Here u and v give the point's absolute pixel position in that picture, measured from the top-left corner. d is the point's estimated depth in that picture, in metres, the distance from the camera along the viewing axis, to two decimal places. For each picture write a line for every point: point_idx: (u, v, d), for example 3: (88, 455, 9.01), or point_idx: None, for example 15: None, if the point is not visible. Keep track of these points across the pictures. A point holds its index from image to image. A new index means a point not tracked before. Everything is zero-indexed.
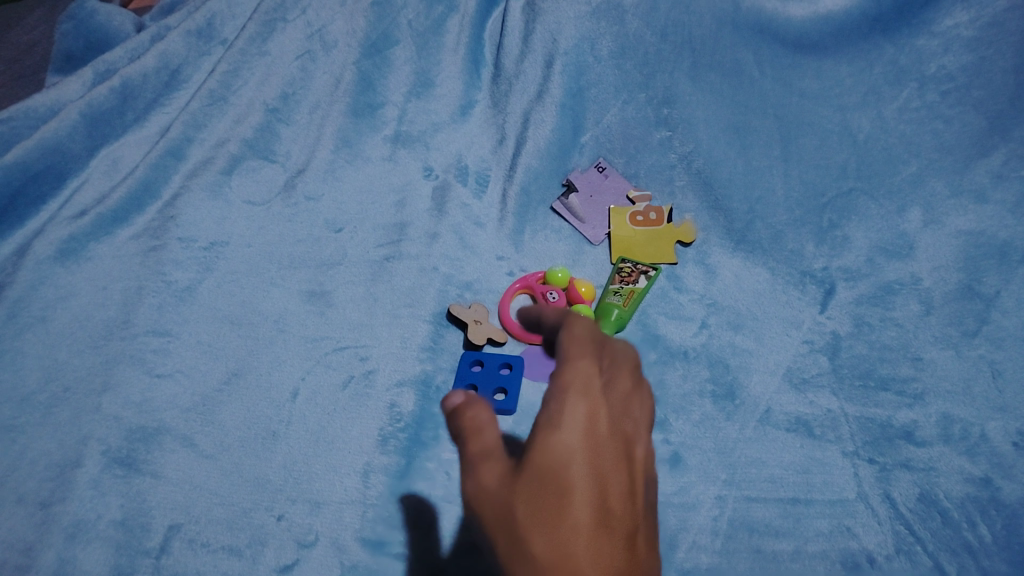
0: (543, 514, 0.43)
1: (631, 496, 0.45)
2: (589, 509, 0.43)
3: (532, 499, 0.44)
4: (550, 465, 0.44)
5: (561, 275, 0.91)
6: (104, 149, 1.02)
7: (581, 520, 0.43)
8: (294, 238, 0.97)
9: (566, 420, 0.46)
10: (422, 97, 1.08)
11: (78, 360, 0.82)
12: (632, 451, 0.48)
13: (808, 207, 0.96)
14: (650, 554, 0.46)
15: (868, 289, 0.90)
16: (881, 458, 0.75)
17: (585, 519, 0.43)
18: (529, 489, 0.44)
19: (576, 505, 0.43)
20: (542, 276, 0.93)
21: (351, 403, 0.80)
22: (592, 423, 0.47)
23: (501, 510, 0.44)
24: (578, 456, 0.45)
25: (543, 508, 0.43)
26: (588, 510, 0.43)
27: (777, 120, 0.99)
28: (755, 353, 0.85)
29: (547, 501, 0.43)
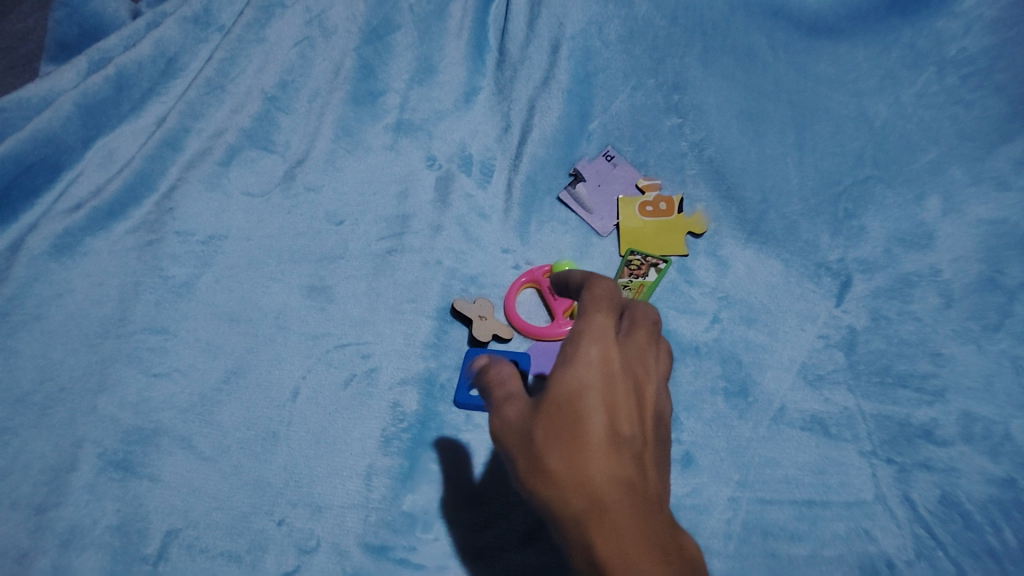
0: (563, 434, 0.48)
1: (641, 420, 0.50)
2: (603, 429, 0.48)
3: (551, 423, 0.48)
4: (566, 395, 0.49)
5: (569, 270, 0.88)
6: (99, 140, 1.00)
7: (595, 438, 0.47)
8: (294, 230, 0.94)
9: (583, 353, 0.50)
10: (424, 83, 1.05)
11: (73, 359, 0.80)
12: (644, 383, 0.52)
13: (823, 197, 0.94)
14: (662, 476, 0.50)
15: (885, 281, 0.87)
16: (900, 458, 0.73)
17: (599, 440, 0.47)
18: (548, 416, 0.49)
19: (592, 426, 0.47)
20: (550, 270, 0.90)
21: (353, 403, 0.78)
22: (606, 357, 0.50)
23: (525, 435, 0.49)
24: (593, 385, 0.49)
25: (562, 430, 0.48)
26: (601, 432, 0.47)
27: (791, 106, 0.96)
28: (769, 348, 0.82)
29: (566, 425, 0.48)
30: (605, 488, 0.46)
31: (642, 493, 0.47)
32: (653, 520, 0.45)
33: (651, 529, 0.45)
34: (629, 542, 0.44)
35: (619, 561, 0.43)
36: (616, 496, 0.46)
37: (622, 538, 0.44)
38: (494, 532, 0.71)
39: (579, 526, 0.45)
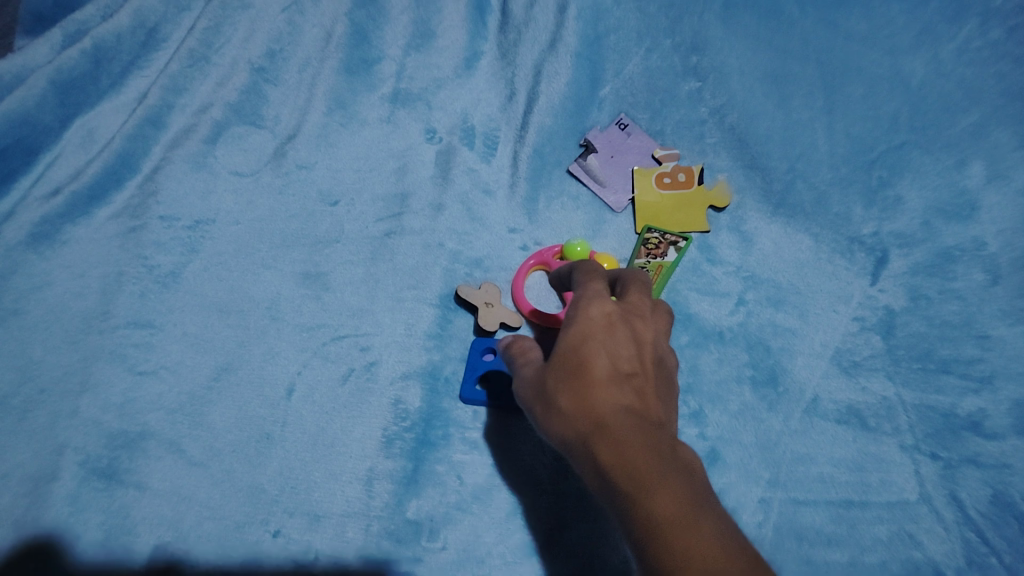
0: (568, 372, 0.52)
1: (642, 358, 0.54)
2: (605, 365, 0.52)
3: (560, 364, 0.53)
4: (571, 339, 0.54)
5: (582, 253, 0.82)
6: (78, 118, 0.93)
7: (599, 371, 0.51)
8: (286, 212, 0.88)
9: (582, 304, 0.56)
10: (422, 49, 0.98)
11: (54, 358, 0.74)
12: (644, 327, 0.56)
13: (855, 165, 0.87)
14: (669, 408, 0.53)
15: (924, 256, 0.81)
16: (945, 452, 0.68)
17: (601, 373, 0.51)
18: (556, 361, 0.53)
19: (596, 362, 0.52)
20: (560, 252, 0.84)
21: (352, 400, 0.73)
22: (607, 309, 0.55)
23: (539, 381, 0.54)
24: (593, 328, 0.54)
25: (566, 370, 0.52)
26: (604, 366, 0.52)
27: (819, 66, 0.88)
28: (800, 333, 0.76)
29: (571, 363, 0.52)
30: (608, 411, 0.50)
31: (645, 414, 0.50)
32: (655, 434, 0.49)
33: (652, 439, 0.48)
34: (632, 452, 0.47)
35: (623, 467, 0.46)
36: (621, 416, 0.49)
37: (626, 448, 0.47)
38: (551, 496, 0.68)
39: (587, 447, 0.49)
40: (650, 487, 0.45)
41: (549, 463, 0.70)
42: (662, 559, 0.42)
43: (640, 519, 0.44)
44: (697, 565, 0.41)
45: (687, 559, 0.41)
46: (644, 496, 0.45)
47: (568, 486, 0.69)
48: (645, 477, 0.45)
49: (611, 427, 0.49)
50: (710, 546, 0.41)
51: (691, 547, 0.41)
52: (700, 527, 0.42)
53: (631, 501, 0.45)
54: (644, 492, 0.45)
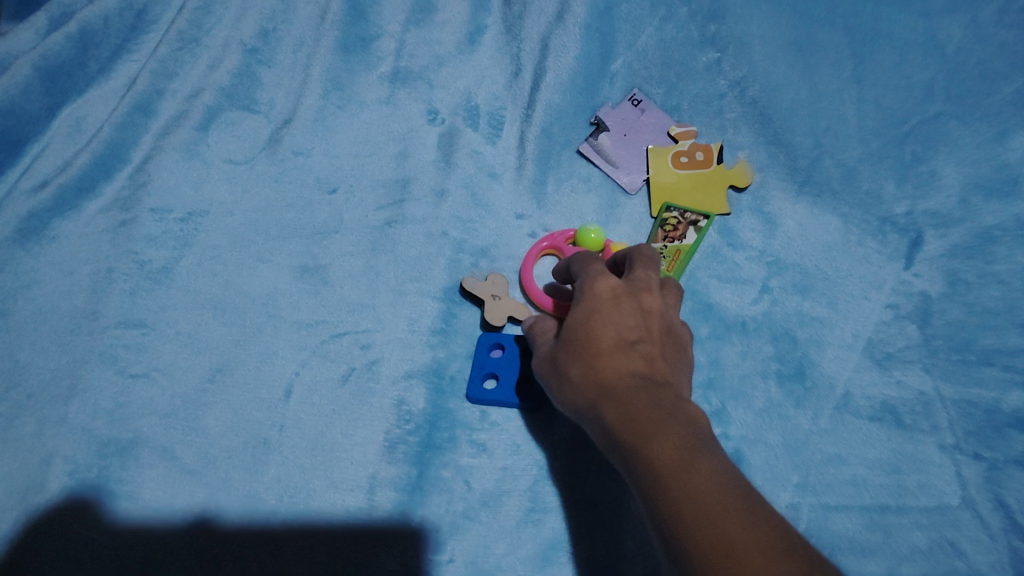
0: (575, 343, 0.54)
1: (649, 325, 0.54)
2: (609, 333, 0.53)
3: (568, 338, 0.55)
4: (578, 313, 0.55)
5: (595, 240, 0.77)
6: (65, 107, 0.88)
7: (603, 340, 0.53)
8: (282, 201, 0.83)
9: (587, 280, 0.57)
10: (422, 25, 0.93)
11: (42, 361, 0.71)
12: (650, 296, 0.57)
13: (886, 139, 0.81)
14: (681, 372, 0.53)
15: (963, 237, 0.76)
16: (989, 452, 0.64)
17: (606, 341, 0.53)
18: (565, 334, 0.55)
19: (601, 331, 0.53)
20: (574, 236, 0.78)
21: (353, 402, 0.69)
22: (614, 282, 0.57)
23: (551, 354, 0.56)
24: (597, 299, 0.55)
25: (573, 341, 0.54)
26: (608, 335, 0.53)
27: (848, 32, 0.81)
28: (829, 322, 0.71)
29: (578, 335, 0.54)
30: (611, 374, 0.51)
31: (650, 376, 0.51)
32: (660, 393, 0.49)
33: (654, 396, 0.48)
34: (635, 411, 0.47)
35: (625, 425, 0.47)
36: (625, 378, 0.50)
37: (629, 407, 0.48)
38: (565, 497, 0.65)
39: (593, 410, 0.50)
40: (653, 441, 0.45)
41: (561, 469, 0.66)
42: (662, 503, 0.41)
43: (643, 470, 0.44)
44: (694, 505, 0.40)
45: (685, 501, 0.40)
46: (646, 449, 0.45)
47: (582, 493, 0.65)
48: (647, 430, 0.45)
49: (615, 390, 0.49)
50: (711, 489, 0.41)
51: (690, 490, 0.41)
52: (699, 472, 0.42)
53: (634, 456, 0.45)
54: (646, 446, 0.45)
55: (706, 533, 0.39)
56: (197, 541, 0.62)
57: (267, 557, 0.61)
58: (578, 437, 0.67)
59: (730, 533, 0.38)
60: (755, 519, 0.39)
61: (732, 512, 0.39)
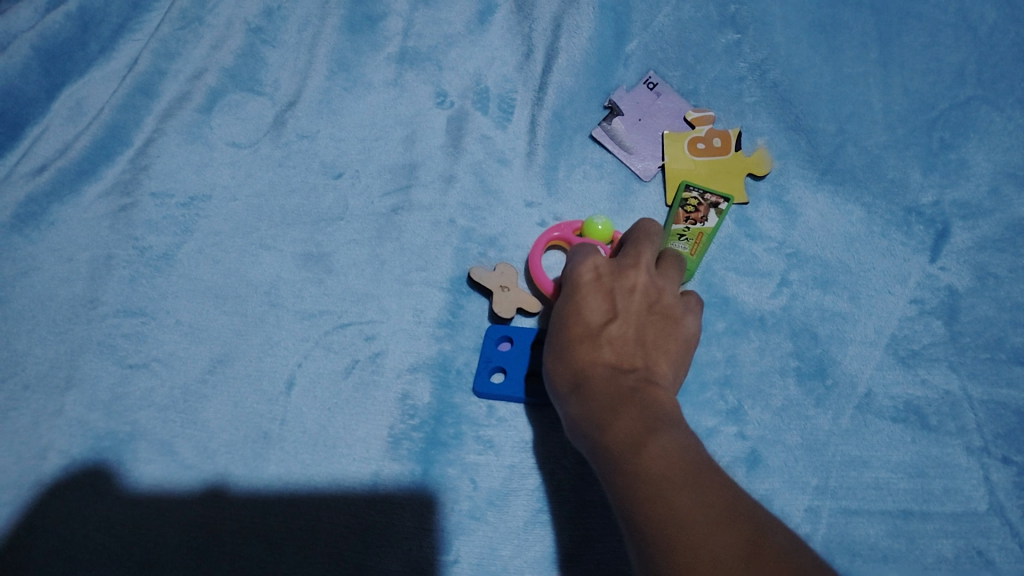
0: (554, 332, 0.57)
1: (628, 307, 0.56)
2: (585, 322, 0.56)
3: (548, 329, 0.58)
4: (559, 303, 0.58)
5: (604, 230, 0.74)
6: (65, 88, 0.86)
7: (576, 327, 0.55)
8: (286, 187, 0.81)
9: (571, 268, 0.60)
10: (431, 4, 0.90)
11: (40, 350, 0.69)
12: (633, 276, 0.58)
13: (914, 125, 0.78)
14: (663, 349, 0.55)
15: (994, 230, 0.73)
16: (1019, 457, 0.62)
17: (579, 328, 0.55)
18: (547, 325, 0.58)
19: (576, 319, 0.56)
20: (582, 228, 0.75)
21: (356, 395, 0.67)
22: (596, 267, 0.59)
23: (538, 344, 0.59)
24: (578, 290, 0.58)
25: (553, 332, 0.57)
26: (582, 322, 0.56)
27: (875, 14, 0.80)
28: (851, 318, 0.69)
29: (557, 325, 0.57)
30: (583, 362, 0.53)
31: (621, 361, 0.53)
32: (626, 377, 0.51)
33: (619, 379, 0.50)
34: (597, 397, 0.50)
35: (589, 411, 0.49)
36: (596, 363, 0.52)
37: (593, 394, 0.50)
38: (576, 502, 0.62)
39: (566, 399, 0.53)
40: (612, 426, 0.47)
41: (571, 467, 0.64)
42: (618, 484, 0.44)
43: (603, 454, 0.46)
44: (645, 482, 0.42)
45: (637, 480, 0.43)
46: (606, 435, 0.47)
47: (592, 494, 0.63)
48: (607, 416, 0.48)
49: (583, 376, 0.52)
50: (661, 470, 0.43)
51: (641, 473, 0.43)
52: (649, 448, 0.44)
53: (596, 443, 0.48)
54: (606, 432, 0.47)
55: (654, 506, 0.41)
56: (209, 509, 0.62)
57: (269, 551, 0.60)
58: None
59: (678, 507, 0.40)
60: (704, 494, 0.41)
61: (682, 487, 0.41)
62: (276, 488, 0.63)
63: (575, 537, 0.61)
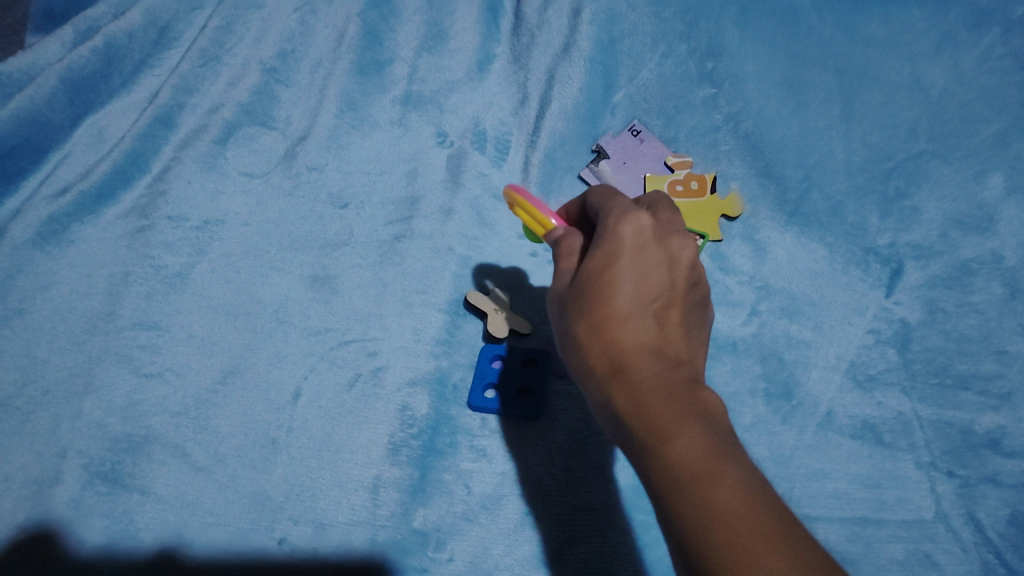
0: (587, 299, 0.51)
1: (673, 285, 0.52)
2: (627, 297, 0.51)
3: (579, 293, 0.52)
4: (593, 264, 0.52)
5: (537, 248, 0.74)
6: (88, 117, 0.91)
7: (618, 303, 0.51)
8: (295, 214, 0.87)
9: (612, 222, 0.54)
10: (434, 52, 0.98)
11: (59, 359, 0.73)
12: (678, 246, 0.54)
13: (872, 174, 0.86)
14: (698, 338, 0.53)
15: (942, 269, 0.80)
16: (964, 471, 0.68)
17: (622, 306, 0.51)
18: (575, 287, 0.53)
19: (618, 293, 0.51)
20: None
21: (358, 405, 0.72)
22: (640, 230, 0.53)
23: (561, 306, 0.54)
24: (619, 252, 0.52)
25: (586, 295, 0.52)
26: (624, 298, 0.51)
27: (837, 73, 0.89)
28: (815, 345, 0.75)
29: (591, 291, 0.51)
30: (626, 348, 0.50)
31: (666, 352, 0.50)
32: (677, 377, 0.48)
33: (671, 384, 0.47)
34: (651, 398, 0.46)
35: (640, 415, 0.46)
36: (641, 357, 0.49)
37: (644, 395, 0.47)
38: (565, 507, 0.67)
39: (605, 387, 0.49)
40: (670, 437, 0.44)
41: (559, 475, 0.69)
42: (679, 513, 0.40)
43: (659, 468, 0.43)
44: (718, 528, 0.38)
45: (706, 515, 0.39)
46: (663, 443, 0.44)
47: (578, 500, 0.68)
48: (664, 423, 0.45)
49: (631, 370, 0.48)
50: (731, 500, 0.40)
51: (707, 501, 0.40)
52: (720, 484, 0.40)
53: (647, 447, 0.44)
54: (664, 441, 0.44)
55: (730, 560, 0.37)
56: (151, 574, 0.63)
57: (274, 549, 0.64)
58: (575, 447, 0.70)
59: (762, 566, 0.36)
60: (787, 548, 0.37)
61: (762, 542, 0.37)
62: (282, 491, 0.67)
63: (564, 537, 0.66)
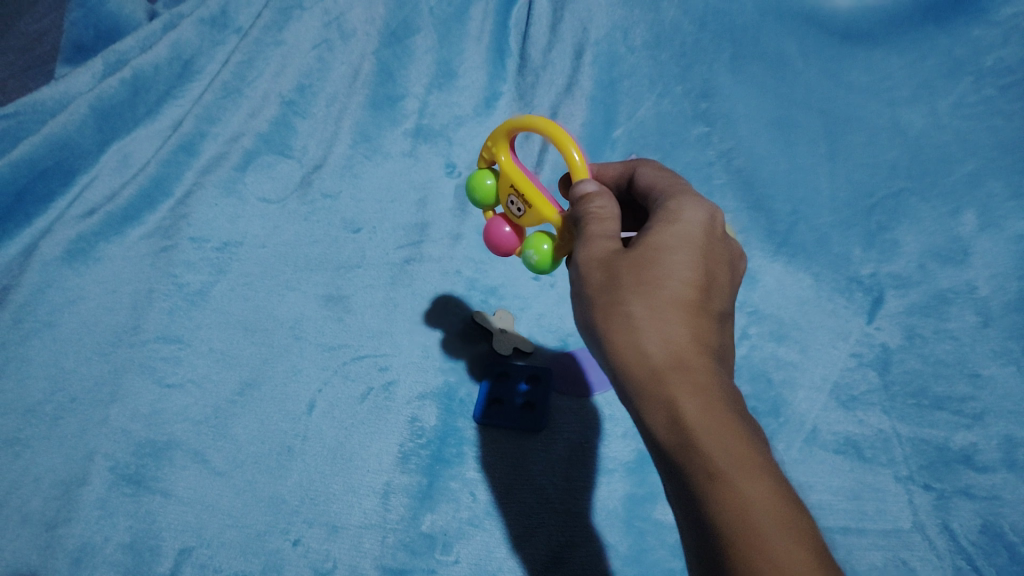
0: (649, 279, 0.44)
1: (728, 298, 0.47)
2: (695, 291, 0.44)
3: (637, 267, 0.45)
4: (657, 241, 0.47)
5: (471, 185, 0.66)
6: (114, 143, 0.97)
7: (686, 294, 0.44)
8: (310, 238, 0.92)
9: (685, 218, 0.49)
10: (444, 88, 1.07)
11: (85, 369, 0.77)
12: (733, 262, 0.49)
13: (855, 209, 0.91)
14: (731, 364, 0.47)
15: (920, 298, 0.84)
16: (939, 484, 0.72)
17: (687, 296, 0.44)
18: (632, 259, 0.46)
19: (686, 284, 0.44)
20: (502, 142, 0.64)
21: (370, 417, 0.76)
22: (707, 223, 0.49)
23: (608, 275, 0.46)
24: (688, 246, 0.46)
25: (649, 276, 0.44)
26: (689, 287, 0.44)
27: (823, 115, 0.93)
28: (800, 366, 0.82)
29: (655, 272, 0.44)
30: (687, 344, 0.42)
31: (722, 364, 0.43)
32: (737, 395, 0.41)
33: (736, 402, 0.40)
34: (718, 405, 0.39)
35: (707, 426, 0.38)
36: (705, 361, 0.42)
37: (712, 404, 0.39)
38: (565, 514, 0.71)
39: (658, 379, 0.41)
40: (740, 458, 0.37)
41: (559, 484, 0.73)
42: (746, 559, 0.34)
43: (723, 498, 0.36)
44: None
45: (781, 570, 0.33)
46: (730, 462, 0.37)
47: (576, 506, 0.71)
48: (735, 444, 0.38)
49: (695, 371, 0.41)
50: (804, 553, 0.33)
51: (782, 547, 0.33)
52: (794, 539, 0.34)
53: (708, 464, 0.37)
54: (730, 464, 0.37)
55: None
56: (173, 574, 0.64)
57: (288, 547, 0.67)
58: (575, 458, 0.75)
59: None
60: None
61: None
62: (297, 495, 0.70)
63: (564, 541, 0.69)
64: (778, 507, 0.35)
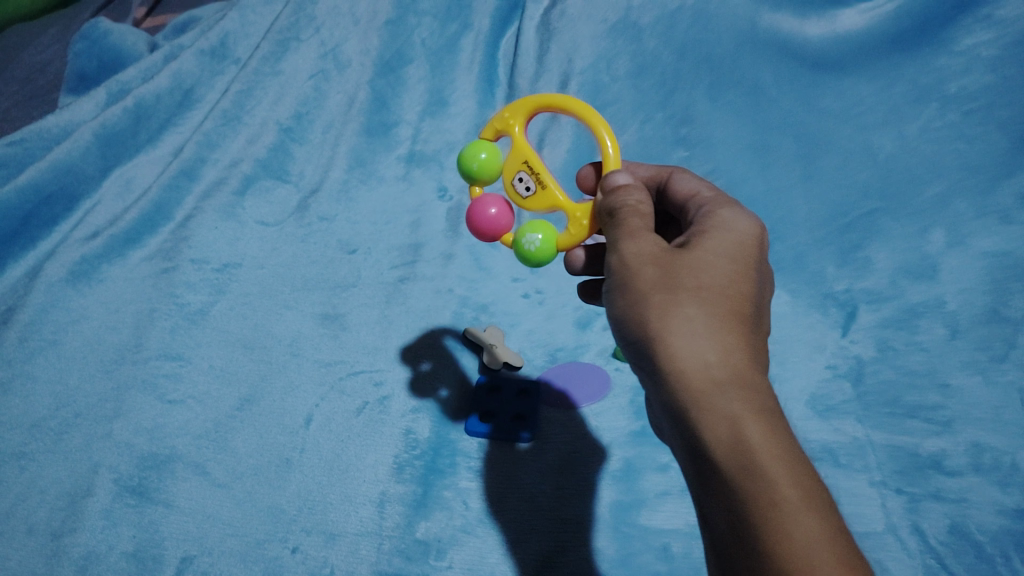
0: (708, 289, 0.45)
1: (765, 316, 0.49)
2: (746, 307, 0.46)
3: (696, 275, 0.46)
4: (712, 249, 0.48)
5: (467, 155, 0.65)
6: (118, 169, 1.00)
7: (741, 309, 0.45)
8: (307, 259, 0.96)
9: (736, 231, 0.50)
10: (436, 116, 1.11)
11: (88, 386, 0.79)
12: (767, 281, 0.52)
13: (829, 229, 0.95)
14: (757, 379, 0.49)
15: (893, 312, 0.86)
16: (911, 488, 0.74)
17: (742, 312, 0.45)
18: (688, 267, 0.47)
19: (739, 299, 0.46)
20: (517, 115, 0.65)
21: (365, 430, 0.79)
22: (756, 241, 0.51)
23: (665, 274, 0.47)
24: (740, 261, 0.48)
25: (707, 286, 0.46)
26: (743, 302, 0.46)
27: (796, 138, 0.99)
28: (780, 379, 0.87)
29: (712, 283, 0.46)
30: (743, 358, 0.43)
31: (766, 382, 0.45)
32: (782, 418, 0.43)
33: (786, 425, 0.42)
34: (777, 428, 0.40)
35: (768, 450, 0.39)
36: (759, 378, 0.43)
37: (772, 426, 0.40)
38: (557, 519, 0.72)
39: (717, 391, 0.42)
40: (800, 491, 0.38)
41: (549, 492, 0.74)
42: None
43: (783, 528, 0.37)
44: None
45: None
46: (793, 492, 0.38)
47: (567, 512, 0.73)
48: (794, 473, 0.39)
49: (753, 388, 0.42)
50: None
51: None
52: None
53: (770, 493, 0.38)
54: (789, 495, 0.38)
55: None
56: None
57: (284, 554, 0.69)
58: (565, 466, 0.77)
59: None
60: None
61: None
62: (295, 505, 0.72)
63: (556, 546, 0.70)
64: (834, 540, 0.37)
